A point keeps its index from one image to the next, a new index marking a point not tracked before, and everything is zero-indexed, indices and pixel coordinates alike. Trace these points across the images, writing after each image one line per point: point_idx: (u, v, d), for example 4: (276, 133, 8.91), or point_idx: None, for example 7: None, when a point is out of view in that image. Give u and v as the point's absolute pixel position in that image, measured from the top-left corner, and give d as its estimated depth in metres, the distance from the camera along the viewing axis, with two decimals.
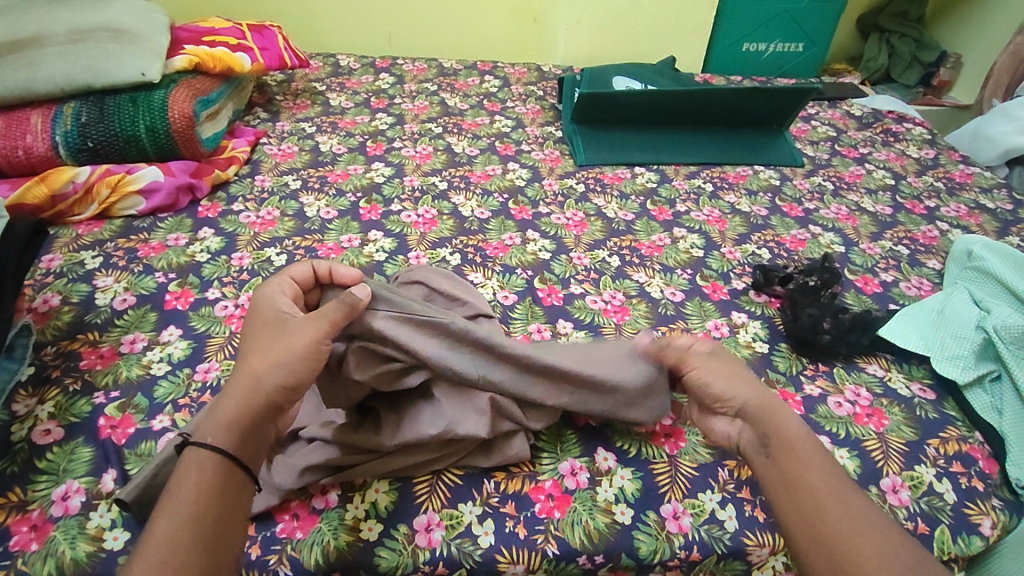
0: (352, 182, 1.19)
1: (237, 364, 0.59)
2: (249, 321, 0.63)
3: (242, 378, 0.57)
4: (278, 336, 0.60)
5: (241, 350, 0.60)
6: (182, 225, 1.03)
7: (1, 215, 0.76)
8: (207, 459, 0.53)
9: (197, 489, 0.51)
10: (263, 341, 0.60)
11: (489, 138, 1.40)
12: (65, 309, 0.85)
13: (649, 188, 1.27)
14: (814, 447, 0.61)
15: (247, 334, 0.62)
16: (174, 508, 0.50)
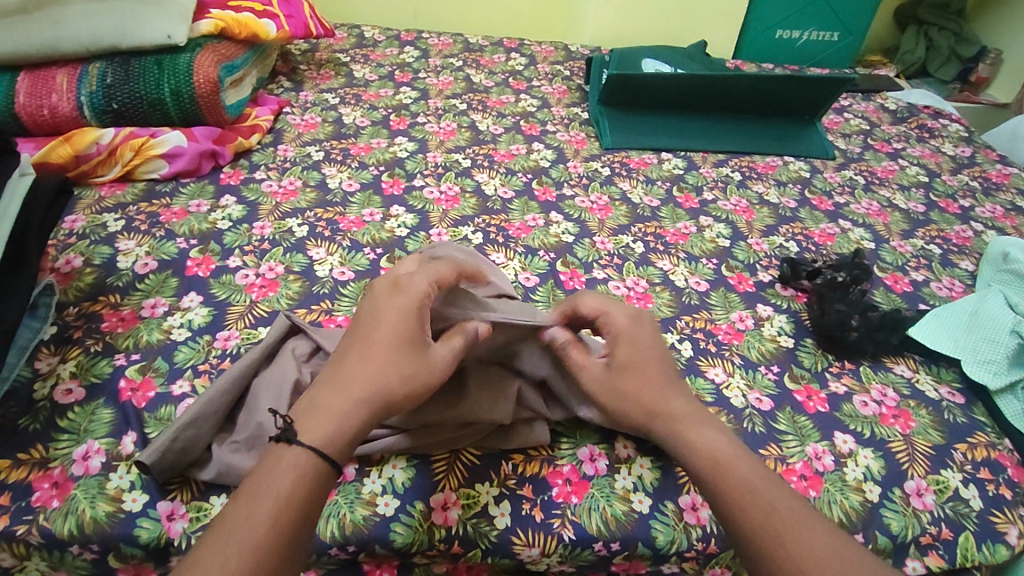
0: (375, 156, 1.17)
1: (362, 361, 0.58)
2: (389, 311, 0.61)
3: (363, 388, 0.56)
4: (409, 358, 0.59)
5: (374, 344, 0.59)
6: (204, 191, 1.02)
7: (27, 172, 0.75)
8: (300, 458, 0.52)
9: (285, 487, 0.50)
10: (394, 352, 0.58)
11: (514, 116, 1.37)
12: (87, 270, 0.85)
13: (675, 174, 1.24)
14: (728, 448, 0.60)
15: (379, 327, 0.60)
16: (261, 503, 0.49)
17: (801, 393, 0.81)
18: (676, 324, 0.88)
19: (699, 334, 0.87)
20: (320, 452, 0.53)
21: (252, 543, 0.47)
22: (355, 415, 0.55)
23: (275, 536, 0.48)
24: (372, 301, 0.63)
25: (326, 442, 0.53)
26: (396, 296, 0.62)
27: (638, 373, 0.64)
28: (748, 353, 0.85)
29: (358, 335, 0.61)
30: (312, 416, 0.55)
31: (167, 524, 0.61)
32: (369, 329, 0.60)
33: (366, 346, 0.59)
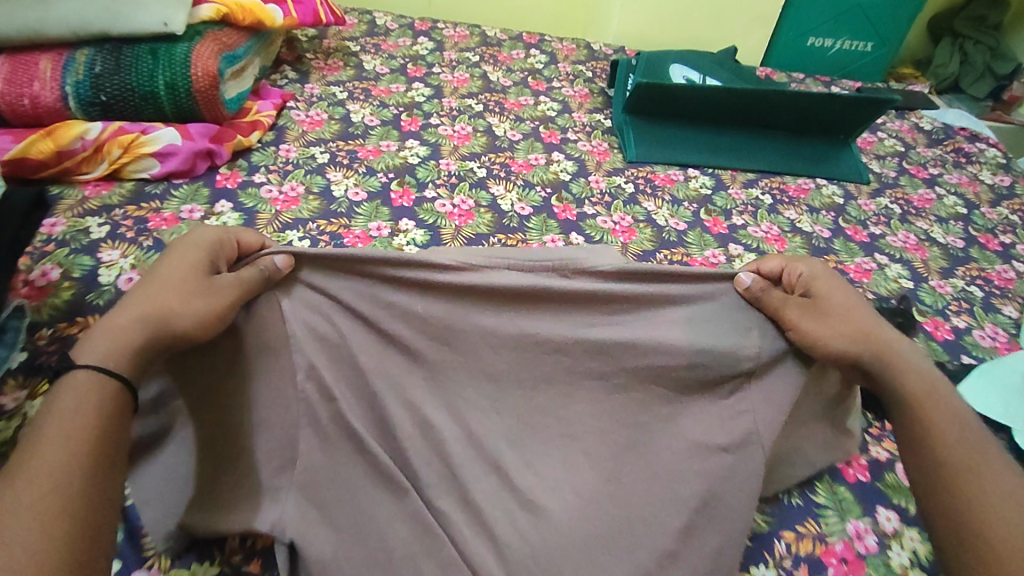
0: (383, 161, 1.09)
1: (161, 288, 0.60)
2: (178, 266, 0.63)
3: (150, 308, 0.59)
4: (201, 286, 0.62)
5: (160, 272, 0.62)
6: (198, 196, 0.95)
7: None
8: (84, 377, 0.53)
9: (76, 412, 0.51)
10: (171, 266, 0.62)
11: (533, 121, 1.30)
12: (65, 285, 0.78)
13: (703, 194, 1.17)
14: (951, 418, 0.61)
15: (166, 269, 0.62)
16: (51, 430, 0.50)
17: (840, 459, 0.76)
18: None
19: None
20: (106, 371, 0.54)
21: (49, 466, 0.47)
22: (138, 323, 0.58)
23: (78, 450, 0.49)
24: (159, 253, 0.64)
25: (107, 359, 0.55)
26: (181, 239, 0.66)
27: (826, 323, 0.69)
28: None
29: (153, 271, 0.62)
30: (94, 341, 0.55)
31: None
32: (153, 283, 0.61)
33: (153, 277, 0.62)
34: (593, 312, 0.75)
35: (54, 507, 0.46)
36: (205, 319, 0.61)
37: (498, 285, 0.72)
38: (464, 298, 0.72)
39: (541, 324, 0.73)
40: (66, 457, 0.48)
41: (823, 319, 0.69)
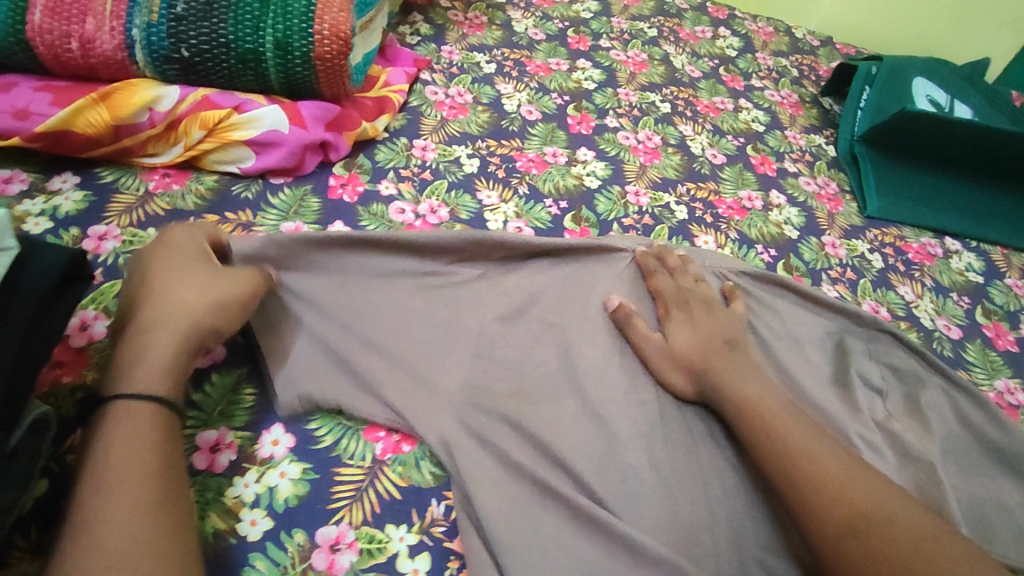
0: (552, 178, 0.79)
1: (179, 294, 0.49)
2: (161, 276, 0.50)
3: (192, 322, 0.48)
4: (199, 278, 0.50)
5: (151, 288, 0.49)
6: (305, 208, 0.67)
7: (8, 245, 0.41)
8: (140, 409, 0.42)
9: (127, 450, 0.40)
10: (159, 275, 0.50)
11: (736, 137, 0.95)
12: (113, 350, 0.51)
13: (972, 283, 0.85)
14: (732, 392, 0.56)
15: (164, 271, 0.50)
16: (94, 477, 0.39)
17: None
18: None
19: None
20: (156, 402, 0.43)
21: (95, 530, 0.36)
22: (169, 341, 0.46)
23: (132, 499, 0.38)
24: (144, 262, 0.52)
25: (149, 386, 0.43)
26: (161, 245, 0.53)
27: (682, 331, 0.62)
28: None
29: (151, 282, 0.50)
30: (150, 368, 0.44)
31: None
32: (168, 295, 0.48)
33: (168, 291, 0.49)
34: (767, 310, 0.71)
35: (150, 559, 0.36)
36: (223, 313, 0.49)
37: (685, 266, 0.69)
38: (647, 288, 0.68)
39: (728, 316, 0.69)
40: (133, 502, 0.38)
41: (681, 336, 0.61)
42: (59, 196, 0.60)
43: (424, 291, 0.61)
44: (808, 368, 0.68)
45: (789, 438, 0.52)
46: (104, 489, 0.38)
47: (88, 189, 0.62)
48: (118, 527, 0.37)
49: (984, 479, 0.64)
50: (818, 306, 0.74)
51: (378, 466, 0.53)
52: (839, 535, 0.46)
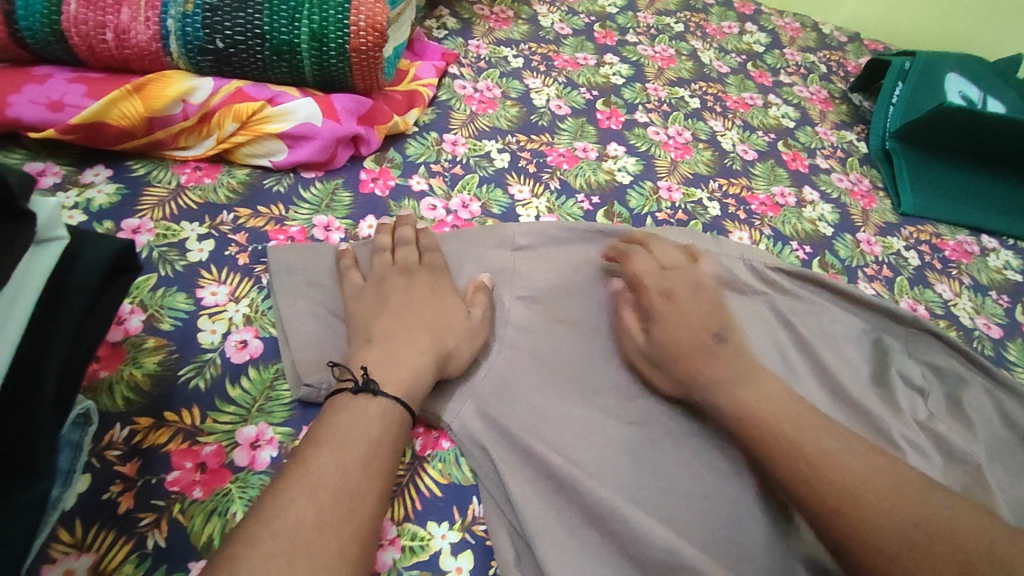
0: (583, 173, 0.78)
1: (423, 322, 0.52)
2: (416, 296, 0.53)
3: (424, 342, 0.50)
4: (434, 298, 0.54)
5: (412, 307, 0.52)
6: (336, 201, 0.66)
7: (59, 236, 0.40)
8: (383, 407, 0.45)
9: (375, 436, 0.43)
10: (400, 291, 0.53)
11: (767, 133, 0.94)
12: (149, 342, 0.50)
13: (1011, 281, 0.83)
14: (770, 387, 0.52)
15: (428, 305, 0.53)
16: (352, 450, 0.41)
17: None
18: None
19: None
20: (399, 403, 0.45)
21: (348, 498, 0.39)
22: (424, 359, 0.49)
23: (378, 487, 0.41)
24: (360, 287, 0.55)
25: (404, 395, 0.46)
26: (410, 276, 0.55)
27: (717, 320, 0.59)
28: None
29: (394, 300, 0.52)
30: (384, 368, 0.47)
31: None
32: (404, 314, 0.52)
33: (398, 312, 0.52)
34: (798, 303, 0.70)
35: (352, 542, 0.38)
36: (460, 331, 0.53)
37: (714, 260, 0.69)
38: None
39: (757, 316, 0.67)
40: (374, 493, 0.41)
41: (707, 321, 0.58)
42: (92, 189, 0.60)
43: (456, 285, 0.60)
44: (846, 364, 0.67)
45: (764, 435, 0.47)
46: (360, 463, 0.41)
47: (120, 182, 0.61)
48: (360, 508, 0.40)
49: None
50: (854, 303, 0.72)
51: (419, 462, 0.51)
52: (843, 532, 0.42)
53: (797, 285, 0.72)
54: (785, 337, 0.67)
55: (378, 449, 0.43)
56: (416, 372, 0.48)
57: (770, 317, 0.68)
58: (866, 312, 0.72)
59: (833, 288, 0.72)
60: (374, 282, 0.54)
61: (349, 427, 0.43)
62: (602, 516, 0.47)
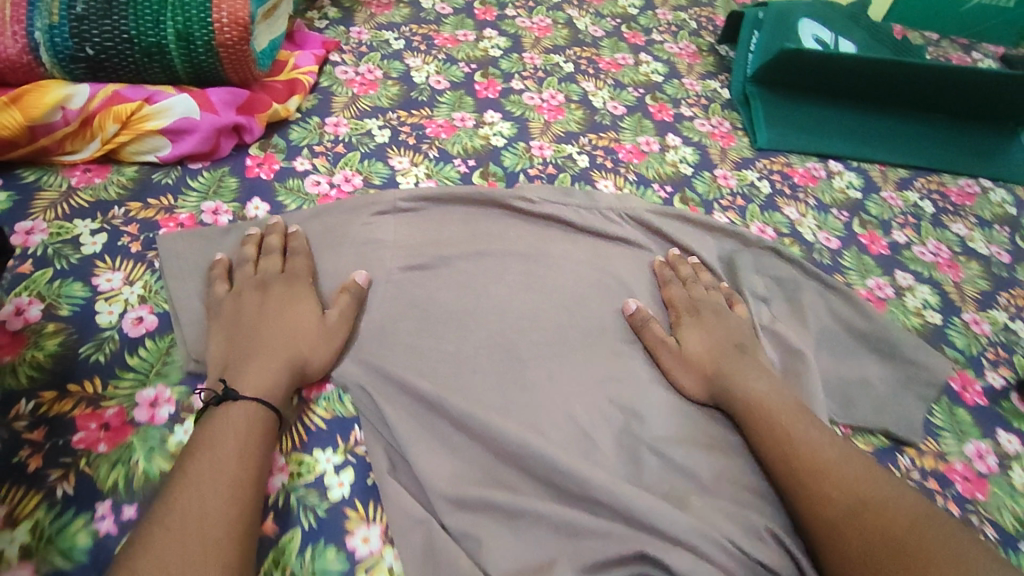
0: (460, 141, 0.85)
1: (286, 334, 0.57)
2: (271, 307, 0.59)
3: (280, 352, 0.56)
4: (288, 304, 0.59)
5: (270, 319, 0.58)
6: (225, 187, 0.72)
7: None
8: (244, 409, 0.51)
9: (241, 433, 0.49)
10: (255, 304, 0.59)
11: (636, 89, 1.02)
12: (49, 327, 0.56)
13: (852, 198, 0.94)
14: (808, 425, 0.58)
15: (287, 318, 0.58)
16: (223, 450, 0.48)
17: None
18: (898, 461, 0.66)
19: (932, 484, 0.64)
20: (263, 402, 0.52)
21: (226, 489, 0.45)
22: (284, 365, 0.55)
23: (253, 475, 0.47)
24: (229, 301, 0.59)
25: (267, 396, 0.52)
26: (282, 287, 0.61)
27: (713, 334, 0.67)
28: (1000, 518, 0.63)
29: (250, 318, 0.58)
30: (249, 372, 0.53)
31: None
32: (259, 328, 0.57)
33: (259, 328, 0.57)
34: (660, 237, 0.78)
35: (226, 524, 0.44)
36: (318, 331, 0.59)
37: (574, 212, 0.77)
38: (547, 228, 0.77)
39: (619, 252, 0.76)
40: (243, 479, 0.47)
41: (696, 337, 0.67)
42: None
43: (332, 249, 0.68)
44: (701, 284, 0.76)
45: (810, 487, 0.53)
46: (234, 461, 0.47)
47: (11, 189, 0.65)
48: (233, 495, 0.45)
49: (852, 360, 0.73)
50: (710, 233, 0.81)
51: (306, 404, 0.58)
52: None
53: (662, 223, 0.80)
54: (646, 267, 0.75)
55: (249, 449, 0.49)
56: (276, 384, 0.54)
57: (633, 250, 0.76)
58: (721, 239, 0.81)
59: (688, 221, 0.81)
60: (233, 299, 0.59)
61: (216, 434, 0.49)
62: (467, 424, 0.55)
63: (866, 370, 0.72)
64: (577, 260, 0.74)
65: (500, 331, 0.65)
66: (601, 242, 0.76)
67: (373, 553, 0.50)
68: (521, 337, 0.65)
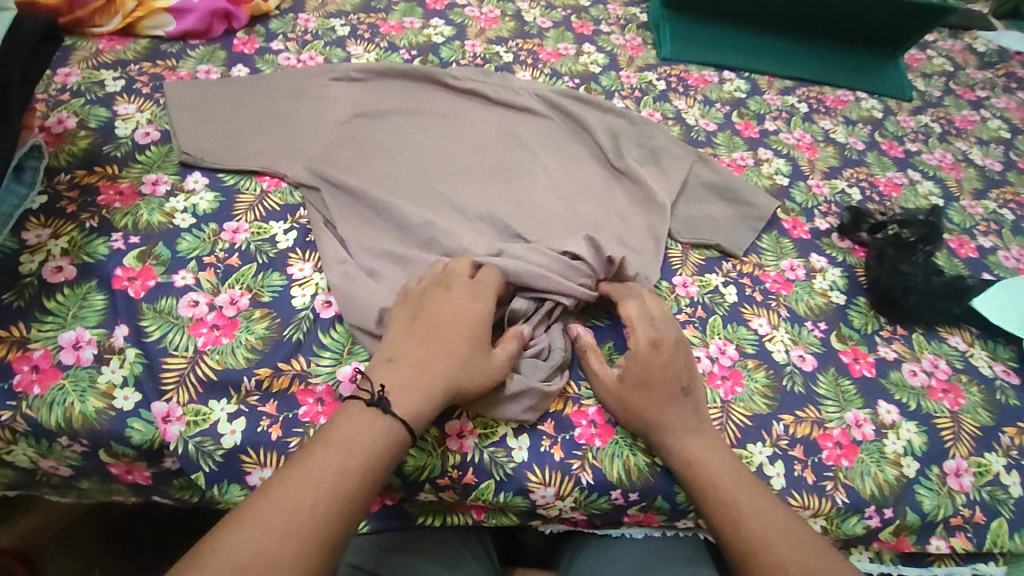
0: (406, 38, 1.04)
1: (440, 348, 0.58)
2: (445, 312, 0.60)
3: (438, 378, 0.56)
4: (478, 327, 0.60)
5: (437, 335, 0.58)
6: (214, 57, 0.91)
7: (7, 7, 0.61)
8: (380, 423, 0.52)
9: (365, 448, 0.50)
10: (439, 313, 0.60)
11: (565, 10, 1.20)
12: (82, 134, 0.76)
13: (737, 98, 1.12)
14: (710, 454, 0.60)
15: (446, 326, 0.59)
16: (346, 451, 0.50)
17: (848, 354, 0.77)
18: (722, 266, 0.84)
19: (745, 281, 0.82)
20: (405, 425, 0.53)
21: (330, 491, 0.47)
22: (438, 399, 0.56)
23: (359, 481, 0.49)
24: (417, 304, 0.61)
25: (411, 418, 0.54)
26: (446, 289, 0.62)
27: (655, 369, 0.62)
28: (795, 306, 0.81)
29: (419, 327, 0.59)
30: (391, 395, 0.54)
31: (162, 427, 0.57)
32: (426, 344, 0.58)
33: (422, 335, 0.58)
34: (560, 111, 0.93)
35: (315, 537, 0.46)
36: (471, 366, 0.58)
37: (485, 90, 0.92)
38: (467, 100, 0.92)
39: (524, 119, 0.92)
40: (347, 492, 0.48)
41: (638, 360, 0.63)
42: None
43: (294, 96, 0.85)
44: (589, 144, 0.91)
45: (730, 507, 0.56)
46: (348, 467, 0.49)
47: None
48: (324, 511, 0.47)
49: (703, 204, 0.89)
50: (604, 110, 0.96)
51: (263, 194, 0.75)
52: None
53: (561, 99, 0.94)
54: (545, 131, 0.91)
55: (364, 454, 0.50)
56: (423, 407, 0.55)
57: (535, 117, 0.92)
58: (614, 115, 0.96)
59: (588, 101, 0.96)
60: (416, 302, 0.61)
61: (345, 442, 0.50)
62: (384, 209, 0.74)
63: (713, 210, 0.88)
64: (488, 121, 0.90)
65: (419, 160, 0.82)
66: (509, 111, 0.92)
67: (304, 276, 0.69)
68: (435, 167, 0.82)
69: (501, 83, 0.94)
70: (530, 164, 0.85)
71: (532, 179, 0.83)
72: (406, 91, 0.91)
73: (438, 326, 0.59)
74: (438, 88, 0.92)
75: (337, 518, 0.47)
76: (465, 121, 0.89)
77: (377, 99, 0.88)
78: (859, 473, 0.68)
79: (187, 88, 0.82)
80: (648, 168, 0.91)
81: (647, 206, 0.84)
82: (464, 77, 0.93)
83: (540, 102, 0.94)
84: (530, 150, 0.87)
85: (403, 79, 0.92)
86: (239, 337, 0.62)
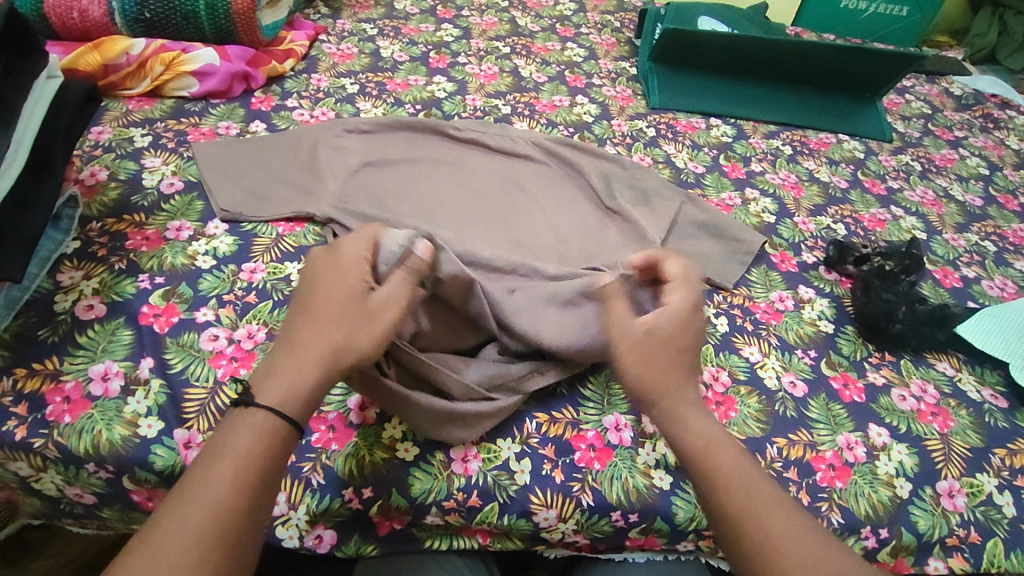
0: (412, 94, 1.12)
1: (319, 323, 0.54)
2: (322, 279, 0.57)
3: (313, 348, 0.53)
4: (343, 283, 0.56)
5: (312, 301, 0.56)
6: (234, 114, 0.99)
7: (55, 74, 0.68)
8: (257, 418, 0.50)
9: (245, 451, 0.48)
10: (319, 280, 0.57)
11: (559, 66, 1.29)
12: (112, 185, 0.82)
13: (723, 142, 1.19)
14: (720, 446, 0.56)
15: (326, 298, 0.55)
16: (219, 465, 0.47)
17: (837, 380, 0.80)
18: (713, 298, 0.88)
19: (736, 311, 0.86)
20: (275, 411, 0.50)
21: (206, 508, 0.45)
22: (314, 367, 0.53)
23: (245, 488, 0.47)
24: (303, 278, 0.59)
25: (282, 403, 0.50)
26: (331, 257, 0.58)
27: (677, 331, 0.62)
28: (785, 335, 0.84)
29: (298, 300, 0.57)
30: (262, 383, 0.52)
31: (183, 452, 0.60)
32: (303, 313, 0.56)
33: (307, 305, 0.56)
34: (555, 156, 0.99)
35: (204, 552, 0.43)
36: (347, 327, 0.55)
37: (486, 139, 0.99)
38: (468, 148, 0.99)
39: (522, 164, 0.98)
40: (230, 501, 0.46)
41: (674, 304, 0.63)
42: None
43: (309, 148, 0.91)
44: (583, 187, 0.96)
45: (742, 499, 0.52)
46: (230, 474, 0.47)
47: None
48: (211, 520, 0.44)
49: (693, 241, 0.94)
50: (597, 156, 1.02)
51: (279, 238, 0.81)
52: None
53: (557, 147, 1.01)
54: (542, 175, 0.97)
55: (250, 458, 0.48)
56: (298, 384, 0.52)
57: (532, 163, 0.98)
58: (606, 160, 1.02)
59: (583, 148, 1.02)
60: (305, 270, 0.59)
61: (224, 446, 0.48)
62: None
63: (703, 246, 0.93)
64: (488, 168, 0.96)
65: (424, 204, 0.87)
66: (507, 158, 0.98)
67: None
68: (438, 211, 0.87)
69: (500, 133, 1.01)
70: (528, 206, 0.91)
71: (530, 220, 0.89)
72: (411, 141, 0.98)
73: (311, 292, 0.56)
74: (442, 138, 0.99)
75: (221, 533, 0.44)
76: (467, 168, 0.95)
77: (385, 150, 0.94)
78: (853, 494, 0.69)
79: (211, 143, 0.89)
80: (640, 208, 0.96)
81: (640, 242, 0.89)
82: (465, 128, 1.00)
83: (537, 149, 1.00)
84: (528, 193, 0.93)
85: (409, 131, 0.99)
86: (255, 368, 0.66)
